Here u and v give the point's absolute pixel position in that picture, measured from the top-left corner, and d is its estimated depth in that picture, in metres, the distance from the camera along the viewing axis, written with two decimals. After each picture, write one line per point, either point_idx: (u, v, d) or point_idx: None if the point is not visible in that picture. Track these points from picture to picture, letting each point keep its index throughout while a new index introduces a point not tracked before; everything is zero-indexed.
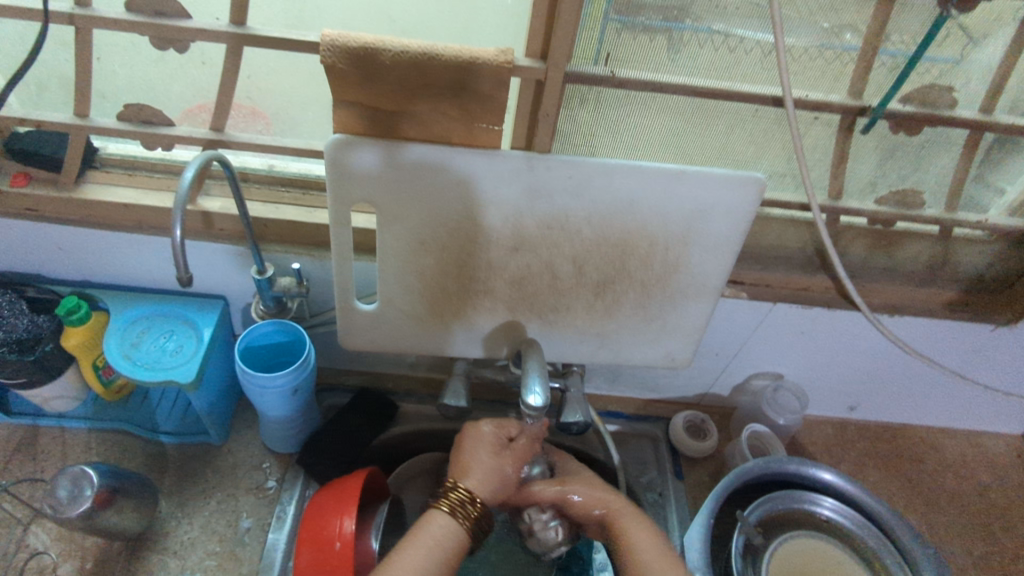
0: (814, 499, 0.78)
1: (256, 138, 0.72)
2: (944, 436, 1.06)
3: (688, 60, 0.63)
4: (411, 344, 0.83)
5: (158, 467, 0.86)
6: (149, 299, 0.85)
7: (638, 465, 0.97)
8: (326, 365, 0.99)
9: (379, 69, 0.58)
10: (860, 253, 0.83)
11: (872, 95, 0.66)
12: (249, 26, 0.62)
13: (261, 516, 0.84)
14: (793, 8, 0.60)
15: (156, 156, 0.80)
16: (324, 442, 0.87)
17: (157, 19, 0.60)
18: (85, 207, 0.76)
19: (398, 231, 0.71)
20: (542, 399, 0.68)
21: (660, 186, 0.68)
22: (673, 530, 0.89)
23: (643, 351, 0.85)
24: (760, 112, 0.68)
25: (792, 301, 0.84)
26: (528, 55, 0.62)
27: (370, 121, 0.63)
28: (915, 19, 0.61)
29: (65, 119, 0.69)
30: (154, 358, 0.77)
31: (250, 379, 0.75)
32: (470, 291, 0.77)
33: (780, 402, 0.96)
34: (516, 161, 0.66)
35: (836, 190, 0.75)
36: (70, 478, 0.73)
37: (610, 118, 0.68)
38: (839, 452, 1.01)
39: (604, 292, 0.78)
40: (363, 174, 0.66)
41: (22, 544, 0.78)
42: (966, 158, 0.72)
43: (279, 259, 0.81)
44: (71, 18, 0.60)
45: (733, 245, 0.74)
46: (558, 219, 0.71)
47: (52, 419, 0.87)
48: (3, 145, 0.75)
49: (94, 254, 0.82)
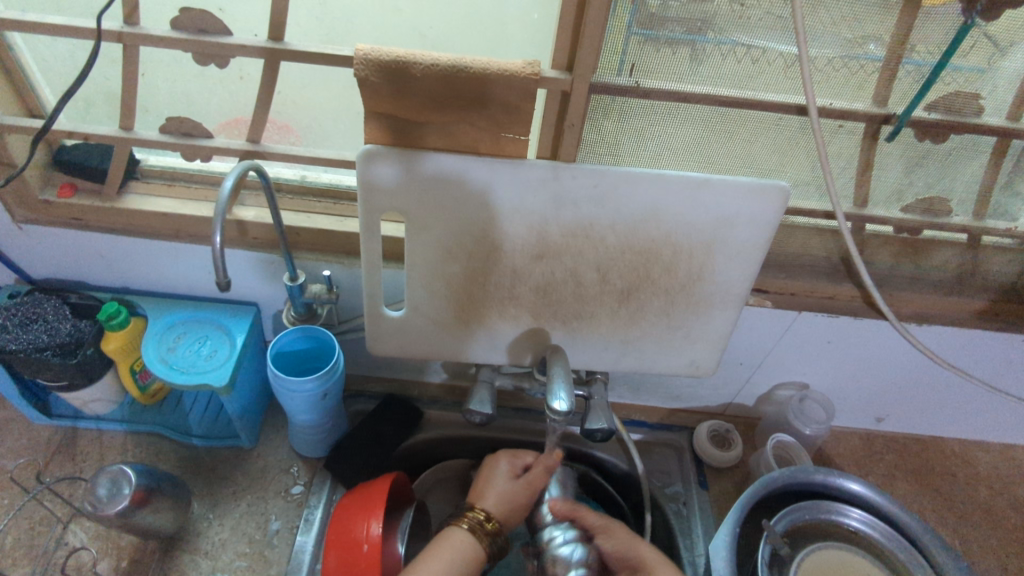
0: (842, 510, 0.78)
1: (290, 149, 0.74)
2: (976, 448, 1.04)
3: (711, 71, 0.64)
4: (436, 350, 0.84)
5: (191, 469, 0.89)
6: (184, 305, 0.88)
7: (662, 474, 0.96)
8: (353, 371, 1.01)
9: (410, 82, 0.60)
10: (887, 261, 0.82)
11: (896, 102, 0.66)
12: (286, 42, 0.64)
13: (290, 519, 0.85)
14: (817, 18, 0.61)
15: (193, 168, 0.83)
16: (352, 446, 0.88)
17: (200, 36, 0.63)
18: (128, 216, 0.79)
19: (426, 239, 0.73)
20: (567, 404, 0.69)
21: (684, 194, 0.69)
22: (697, 540, 0.88)
23: (667, 359, 0.85)
24: (784, 121, 0.69)
25: (817, 309, 0.83)
26: (554, 67, 0.64)
27: (400, 133, 0.65)
28: (939, 29, 0.61)
29: (111, 132, 0.72)
30: (190, 363, 0.80)
31: (280, 384, 0.77)
32: (496, 298, 0.79)
33: (806, 412, 0.95)
34: (541, 170, 0.67)
35: (861, 198, 0.75)
36: (108, 477, 0.76)
37: (634, 128, 0.69)
38: (868, 463, 1.00)
39: (628, 300, 0.79)
40: (393, 183, 0.68)
41: (62, 542, 0.81)
42: (994, 165, 0.72)
43: (309, 267, 0.84)
44: (120, 36, 0.63)
45: (758, 253, 0.74)
46: (583, 227, 0.72)
47: (90, 422, 0.90)
48: (52, 158, 0.79)
49: (133, 261, 0.85)
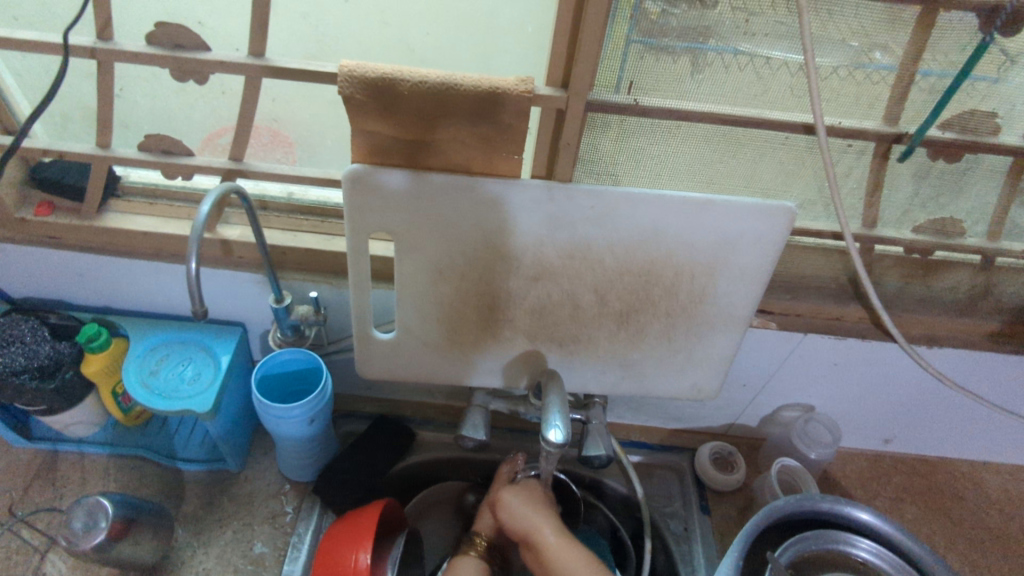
0: (851, 540, 0.74)
1: (275, 167, 0.71)
2: (985, 470, 1.01)
3: (715, 88, 0.61)
4: (430, 373, 0.81)
5: (175, 495, 0.86)
6: (168, 325, 0.85)
7: (663, 497, 0.93)
8: (343, 391, 0.98)
9: (398, 101, 0.57)
10: (895, 282, 0.79)
11: (909, 121, 0.63)
12: (268, 58, 0.61)
13: (277, 545, 0.83)
14: (826, 30, 0.57)
15: (177, 185, 0.80)
16: (341, 469, 0.85)
17: (177, 52, 0.60)
18: (106, 234, 0.76)
19: (417, 260, 0.70)
20: (562, 434, 0.66)
21: (685, 215, 0.66)
22: (699, 567, 0.85)
23: (669, 383, 0.82)
24: (790, 139, 0.65)
25: (823, 331, 0.80)
26: (549, 83, 0.61)
27: (391, 152, 0.63)
28: (956, 40, 0.58)
29: (88, 150, 0.69)
30: (173, 387, 0.77)
31: (266, 410, 0.74)
32: (490, 320, 0.75)
33: (811, 434, 0.92)
34: (537, 189, 0.64)
35: (871, 219, 0.72)
36: (86, 508, 0.77)
37: (633, 147, 0.66)
38: (874, 486, 0.97)
39: (627, 322, 0.76)
40: (383, 202, 0.65)
41: (39, 573, 0.78)
42: (1009, 184, 0.69)
43: (296, 287, 0.81)
44: (91, 51, 0.60)
45: (763, 275, 0.71)
46: (580, 248, 0.69)
47: (72, 445, 0.87)
48: (29, 174, 0.76)
49: (113, 281, 0.82)
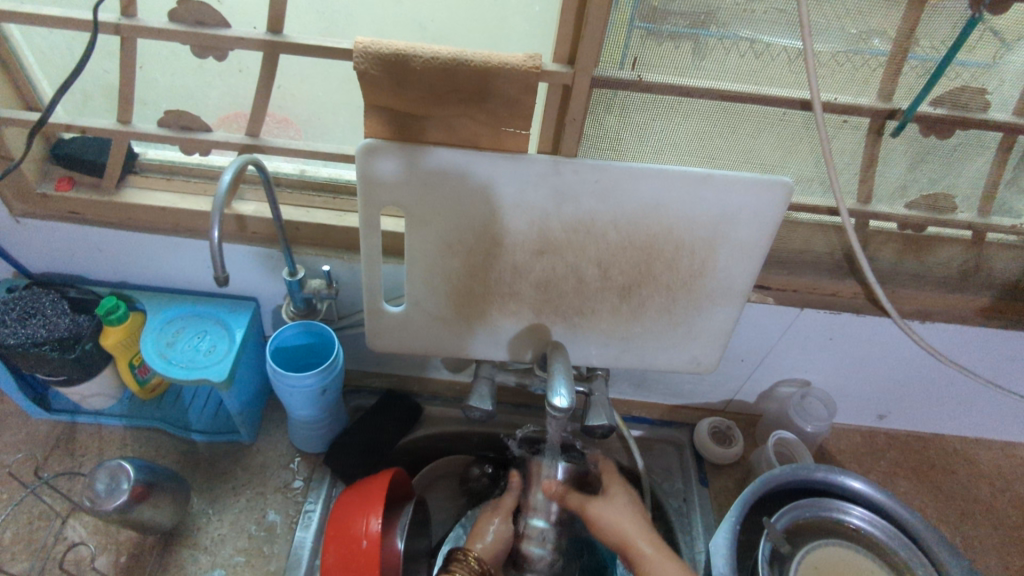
0: (843, 507, 0.77)
1: (289, 143, 0.73)
2: (976, 446, 1.03)
3: (714, 66, 0.64)
4: (437, 345, 0.84)
5: (190, 465, 0.89)
6: (183, 300, 0.87)
7: (663, 471, 0.96)
8: (352, 366, 1.01)
9: (411, 77, 0.60)
10: (889, 258, 0.81)
11: (902, 97, 0.66)
12: (285, 35, 0.63)
13: (289, 514, 0.85)
14: (820, 12, 0.60)
15: (193, 162, 0.82)
16: (350, 441, 0.88)
17: (198, 28, 0.62)
18: (125, 209, 0.79)
19: (427, 235, 0.72)
20: (567, 401, 0.68)
21: (685, 190, 0.69)
22: (698, 536, 0.88)
23: (669, 356, 0.84)
24: (787, 116, 0.68)
25: (818, 305, 0.83)
26: (556, 60, 0.63)
27: (401, 128, 0.65)
28: (945, 23, 0.60)
29: (109, 126, 0.72)
30: (189, 358, 0.80)
31: (280, 379, 0.76)
32: (495, 294, 0.78)
33: (808, 410, 0.94)
34: (543, 164, 0.67)
35: (865, 195, 0.75)
36: (108, 472, 0.76)
37: (635, 123, 0.69)
38: (869, 461, 1.00)
39: (629, 295, 0.78)
40: (393, 179, 0.67)
41: (61, 537, 0.81)
42: (999, 160, 0.71)
43: (309, 262, 0.83)
44: (116, 28, 0.62)
45: (761, 250, 0.73)
46: (583, 223, 0.71)
47: (90, 417, 0.90)
48: (51, 152, 0.79)
49: (131, 256, 0.85)
